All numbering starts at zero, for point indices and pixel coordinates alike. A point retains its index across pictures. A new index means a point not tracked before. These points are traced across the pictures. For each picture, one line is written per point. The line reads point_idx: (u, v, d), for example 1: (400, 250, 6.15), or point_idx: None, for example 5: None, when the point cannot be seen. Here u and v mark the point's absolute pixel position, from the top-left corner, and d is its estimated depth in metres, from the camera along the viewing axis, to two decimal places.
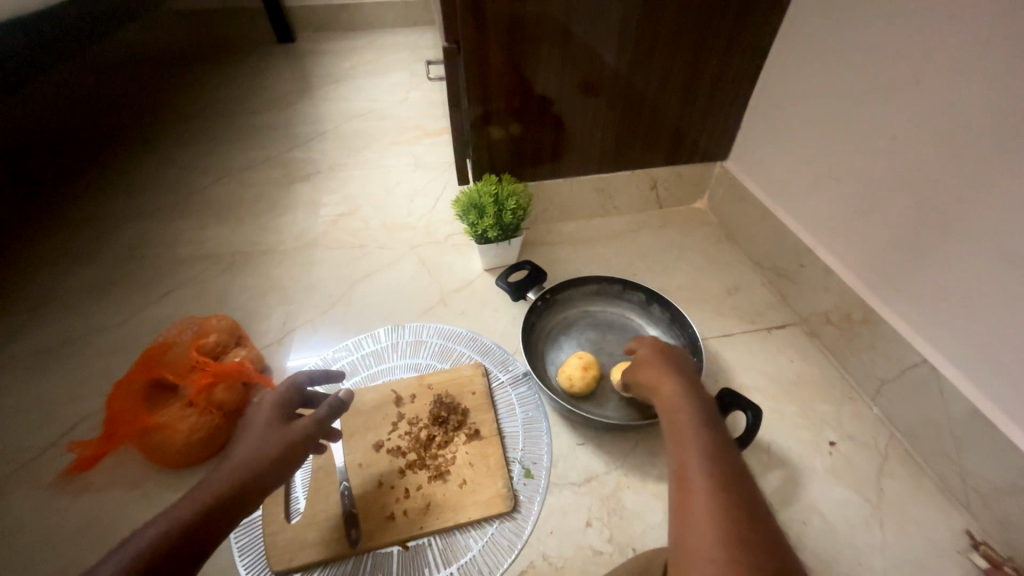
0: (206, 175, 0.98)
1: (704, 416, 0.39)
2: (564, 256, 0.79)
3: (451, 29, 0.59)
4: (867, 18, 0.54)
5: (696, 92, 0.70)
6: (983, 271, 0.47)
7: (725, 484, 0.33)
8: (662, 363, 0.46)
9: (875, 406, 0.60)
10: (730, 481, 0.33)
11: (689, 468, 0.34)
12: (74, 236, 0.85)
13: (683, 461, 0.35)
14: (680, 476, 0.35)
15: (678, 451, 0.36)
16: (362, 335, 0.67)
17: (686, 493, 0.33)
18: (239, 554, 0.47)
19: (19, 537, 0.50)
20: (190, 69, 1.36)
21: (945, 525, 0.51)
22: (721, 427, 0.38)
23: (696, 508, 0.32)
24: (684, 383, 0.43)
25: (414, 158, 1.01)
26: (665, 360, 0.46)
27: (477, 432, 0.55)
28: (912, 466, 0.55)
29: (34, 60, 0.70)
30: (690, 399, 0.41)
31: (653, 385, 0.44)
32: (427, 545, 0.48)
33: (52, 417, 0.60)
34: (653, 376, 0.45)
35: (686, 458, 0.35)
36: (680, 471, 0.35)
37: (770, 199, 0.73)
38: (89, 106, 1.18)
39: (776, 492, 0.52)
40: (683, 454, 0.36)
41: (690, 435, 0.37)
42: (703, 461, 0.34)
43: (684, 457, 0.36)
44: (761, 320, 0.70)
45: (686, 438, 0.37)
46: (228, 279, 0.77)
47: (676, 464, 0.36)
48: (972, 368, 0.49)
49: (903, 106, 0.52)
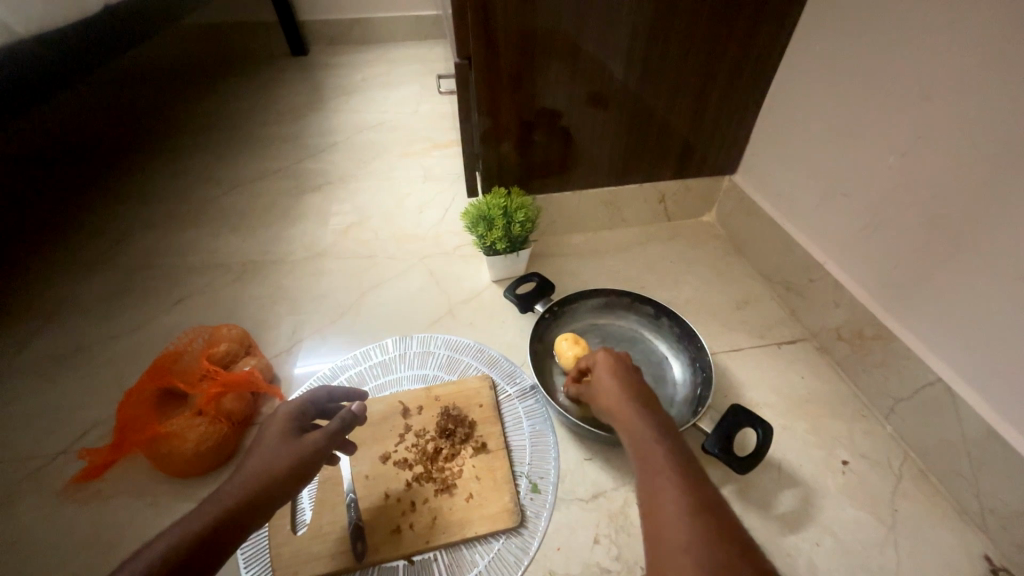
0: (219, 184, 1.00)
1: (666, 433, 0.39)
2: (572, 268, 0.79)
3: (462, 46, 0.60)
4: (874, 35, 0.55)
5: (705, 107, 0.71)
6: (998, 289, 0.46)
7: (689, 501, 0.33)
8: (616, 379, 0.45)
9: (887, 424, 0.59)
10: (692, 497, 0.33)
11: (657, 491, 0.34)
12: (87, 245, 0.87)
13: (655, 487, 0.35)
14: (649, 502, 0.34)
15: (643, 476, 0.36)
16: (371, 346, 0.67)
17: (657, 517, 0.33)
18: (245, 566, 0.47)
19: (27, 545, 0.51)
20: (206, 81, 1.39)
21: (963, 549, 0.49)
22: (682, 443, 0.38)
23: (666, 529, 0.32)
24: (641, 401, 0.42)
25: (425, 169, 1.02)
26: (620, 374, 0.45)
27: (484, 446, 0.54)
28: (927, 487, 0.54)
29: (57, 71, 0.73)
30: (652, 419, 0.40)
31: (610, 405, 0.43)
32: (433, 559, 0.47)
33: (63, 424, 0.61)
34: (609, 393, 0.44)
35: (652, 481, 0.35)
36: (645, 494, 0.35)
37: (779, 213, 0.74)
38: (106, 117, 1.21)
39: (787, 512, 0.52)
40: (650, 475, 0.36)
41: (653, 455, 0.37)
42: (669, 482, 0.34)
43: (656, 482, 0.35)
44: (771, 335, 0.70)
45: (649, 458, 0.37)
46: (239, 286, 0.78)
47: (645, 491, 0.35)
48: (987, 389, 0.48)
49: (912, 123, 0.52)
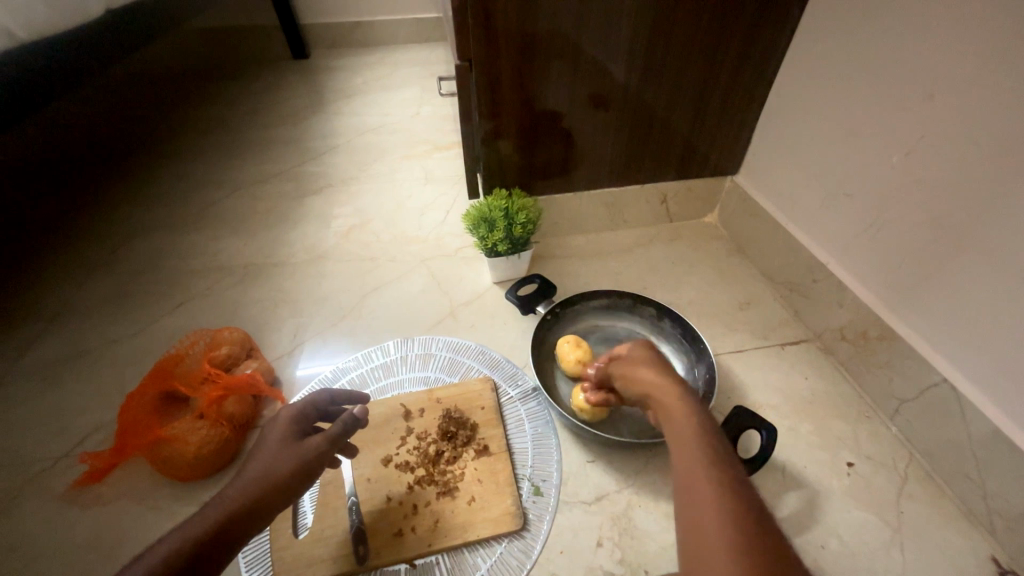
0: (221, 188, 1.00)
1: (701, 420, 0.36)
2: (573, 269, 0.79)
3: (463, 47, 0.60)
4: (875, 35, 0.54)
5: (706, 106, 0.70)
6: (1003, 289, 0.46)
7: (731, 504, 0.30)
8: (652, 364, 0.42)
9: (892, 425, 0.58)
10: (733, 498, 0.30)
11: (694, 482, 0.32)
12: (90, 248, 0.87)
13: (694, 480, 0.32)
14: (686, 496, 0.32)
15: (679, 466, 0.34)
16: (372, 348, 0.67)
17: (693, 513, 0.31)
18: (246, 569, 0.47)
19: (28, 549, 0.51)
20: (208, 85, 1.40)
21: (970, 552, 0.49)
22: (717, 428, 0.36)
23: (706, 524, 0.29)
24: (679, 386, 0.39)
25: (426, 171, 1.02)
26: (654, 359, 0.43)
27: (486, 448, 0.54)
28: (933, 488, 0.53)
29: (60, 75, 0.73)
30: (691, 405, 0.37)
31: (644, 388, 0.41)
32: (435, 563, 0.47)
33: (65, 428, 0.61)
34: (644, 377, 0.41)
35: (690, 472, 0.33)
36: (681, 491, 0.32)
37: (781, 214, 0.73)
38: (109, 121, 1.21)
39: (792, 515, 0.51)
40: (687, 466, 0.33)
41: (689, 444, 0.34)
42: (709, 474, 0.32)
43: (694, 474, 0.32)
44: (774, 336, 0.69)
45: (688, 448, 0.34)
46: (241, 289, 0.78)
47: (683, 484, 0.33)
48: (992, 389, 0.48)
49: (913, 123, 0.52)
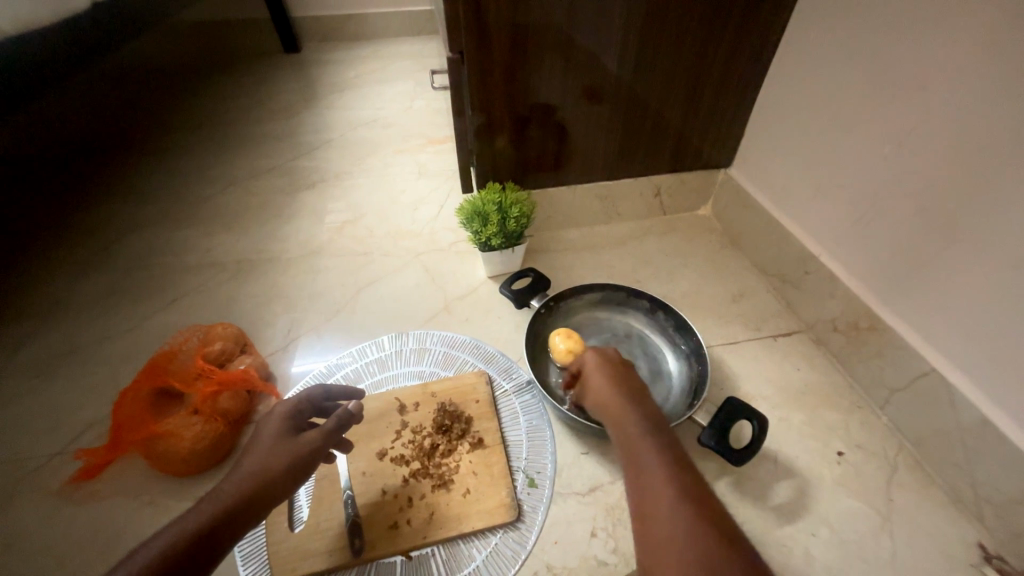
0: (213, 183, 0.99)
1: (655, 427, 0.38)
2: (567, 263, 0.79)
3: (454, 40, 0.59)
4: (867, 26, 0.54)
5: (700, 98, 0.70)
6: (993, 279, 0.46)
7: (678, 496, 0.33)
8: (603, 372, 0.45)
9: (883, 415, 0.59)
10: (681, 491, 0.33)
11: (646, 482, 0.34)
12: (82, 245, 0.86)
13: (645, 482, 0.35)
14: (639, 496, 0.34)
15: (631, 468, 0.36)
16: (367, 343, 0.67)
17: (648, 511, 0.33)
18: (242, 563, 0.47)
19: (23, 547, 0.51)
20: (199, 79, 1.38)
21: (958, 538, 0.50)
22: (670, 432, 0.38)
23: (658, 520, 0.32)
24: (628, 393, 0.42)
25: (420, 165, 1.02)
26: (606, 367, 0.45)
27: (480, 442, 0.54)
28: (923, 477, 0.54)
29: (48, 70, 0.72)
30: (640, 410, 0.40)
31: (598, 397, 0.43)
32: (430, 555, 0.48)
33: (59, 426, 0.61)
34: (597, 387, 0.44)
35: (641, 474, 0.35)
36: (635, 492, 0.35)
37: (774, 206, 0.74)
38: (98, 117, 1.20)
39: (784, 504, 0.52)
40: (638, 468, 0.36)
41: (639, 447, 0.37)
42: (658, 474, 0.34)
43: (645, 476, 0.35)
44: (767, 328, 0.70)
45: (638, 450, 0.37)
46: (235, 285, 0.77)
47: (636, 486, 0.35)
48: (981, 379, 0.49)
49: (905, 115, 0.52)
